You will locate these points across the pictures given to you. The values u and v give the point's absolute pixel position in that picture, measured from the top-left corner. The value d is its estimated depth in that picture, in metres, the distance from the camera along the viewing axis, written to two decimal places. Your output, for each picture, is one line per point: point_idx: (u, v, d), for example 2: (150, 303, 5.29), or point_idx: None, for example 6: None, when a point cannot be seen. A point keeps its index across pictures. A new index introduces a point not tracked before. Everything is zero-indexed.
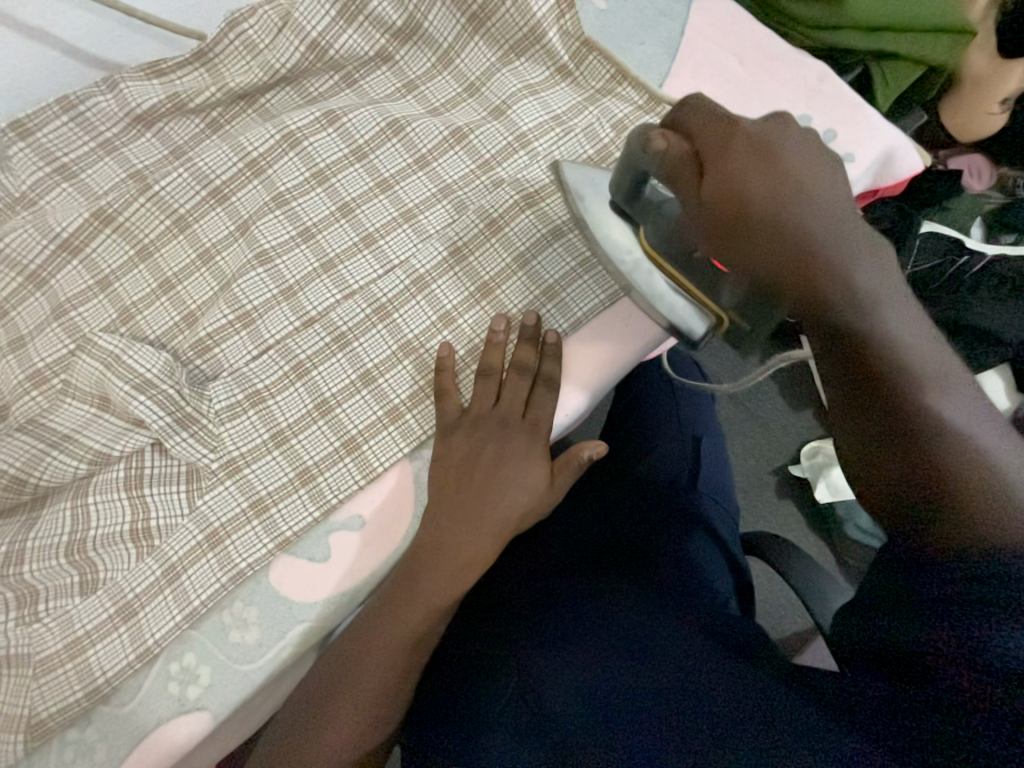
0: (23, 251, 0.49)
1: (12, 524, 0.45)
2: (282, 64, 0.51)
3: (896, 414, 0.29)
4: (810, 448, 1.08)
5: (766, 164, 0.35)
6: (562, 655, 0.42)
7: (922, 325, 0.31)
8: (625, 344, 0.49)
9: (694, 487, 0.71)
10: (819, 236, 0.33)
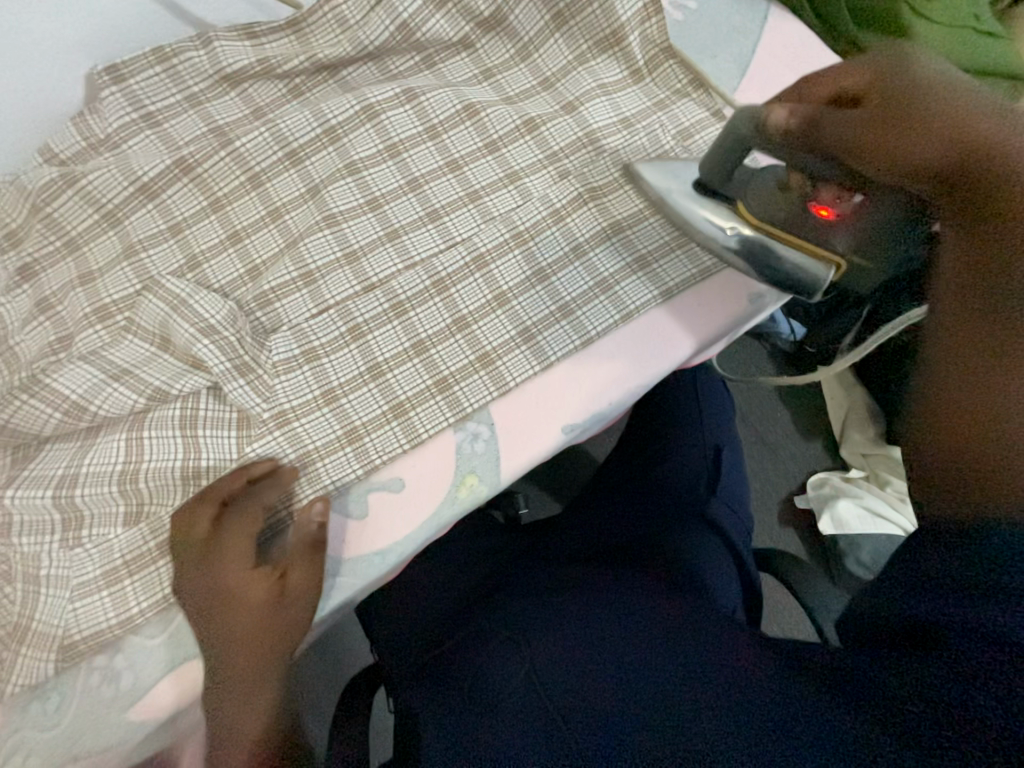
0: (103, 191, 0.50)
1: (65, 450, 0.45)
2: (371, 41, 0.53)
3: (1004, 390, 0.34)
4: (818, 476, 1.09)
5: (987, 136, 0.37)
6: (574, 643, 0.48)
7: None
8: (643, 366, 0.50)
9: (711, 495, 0.73)
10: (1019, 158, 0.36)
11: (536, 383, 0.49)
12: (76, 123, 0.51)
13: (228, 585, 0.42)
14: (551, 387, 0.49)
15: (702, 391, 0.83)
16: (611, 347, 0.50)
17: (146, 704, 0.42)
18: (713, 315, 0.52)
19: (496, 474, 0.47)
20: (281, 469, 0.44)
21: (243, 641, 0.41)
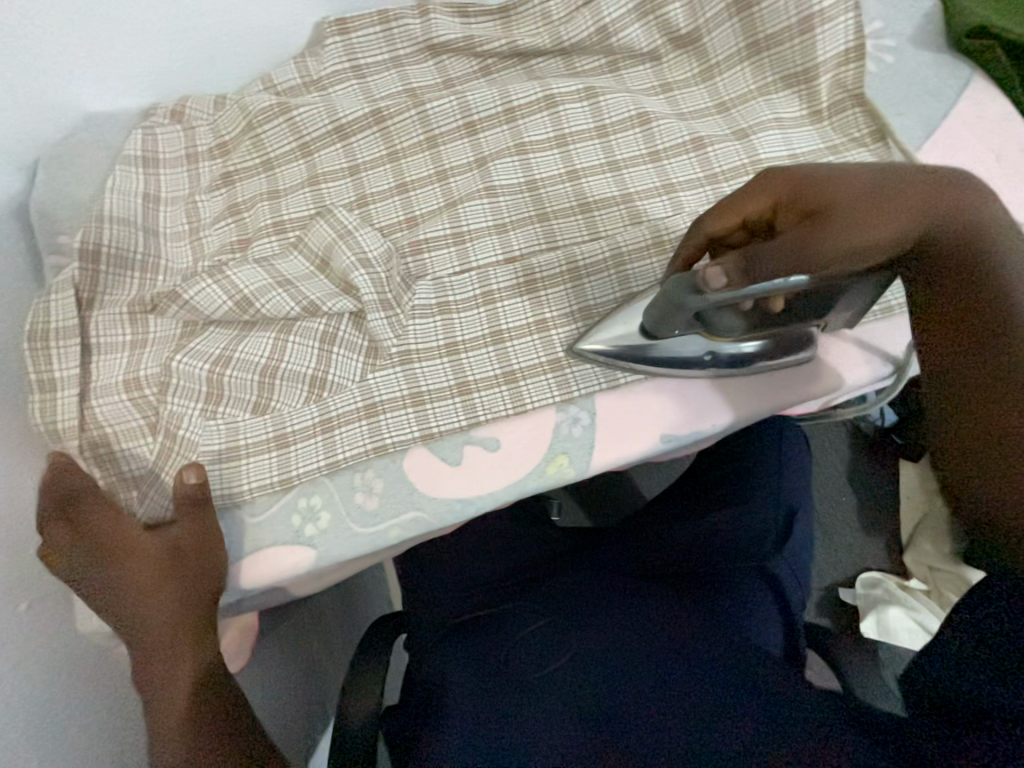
0: (307, 124, 0.57)
1: (222, 334, 0.51)
2: (569, 38, 0.56)
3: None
4: (869, 577, 0.99)
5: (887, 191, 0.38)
6: (604, 639, 0.60)
7: None
8: (751, 400, 0.51)
9: (771, 552, 0.71)
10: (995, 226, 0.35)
11: (640, 388, 0.50)
12: (299, 63, 0.59)
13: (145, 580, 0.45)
14: (661, 394, 0.50)
15: (785, 446, 0.80)
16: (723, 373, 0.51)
17: (233, 572, 0.47)
18: (826, 370, 0.52)
19: (589, 464, 0.49)
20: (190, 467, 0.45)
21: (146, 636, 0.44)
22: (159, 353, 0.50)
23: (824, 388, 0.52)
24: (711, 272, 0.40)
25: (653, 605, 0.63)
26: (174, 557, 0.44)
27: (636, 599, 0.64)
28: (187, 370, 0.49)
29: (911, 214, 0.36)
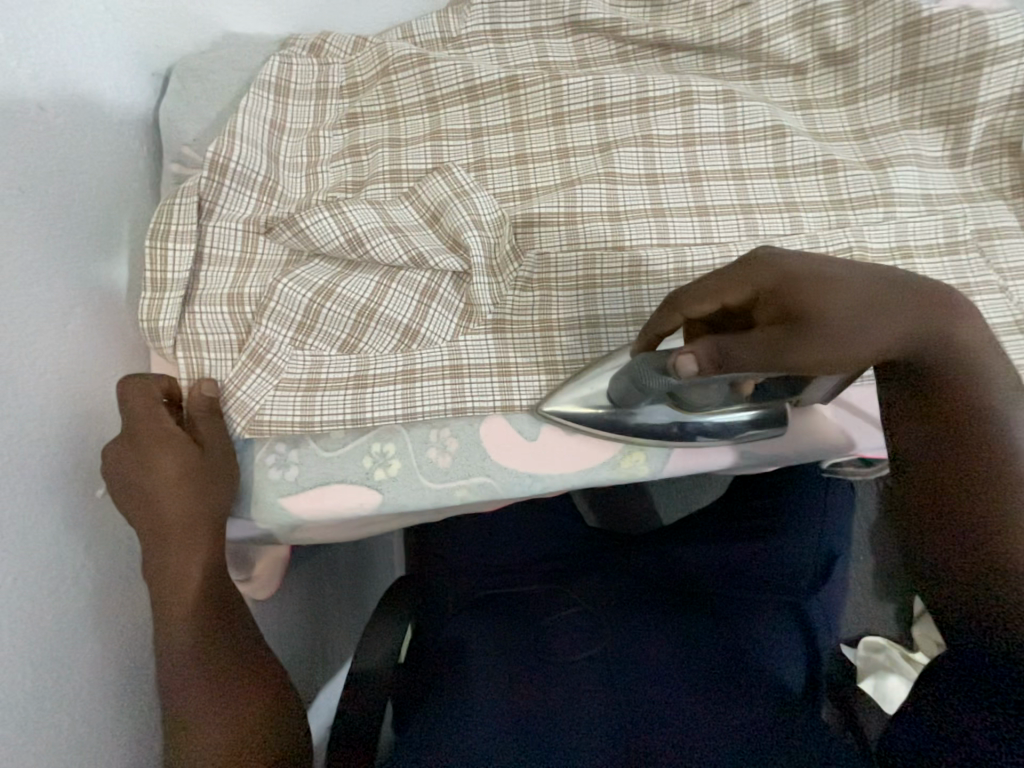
0: (440, 79, 0.56)
1: (325, 268, 0.51)
2: (719, 35, 0.55)
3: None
4: (874, 639, 0.92)
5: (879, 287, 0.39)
6: (636, 650, 0.59)
7: None
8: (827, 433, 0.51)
9: (805, 592, 0.70)
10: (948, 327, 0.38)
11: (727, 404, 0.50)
12: (441, 17, 0.59)
13: (157, 489, 0.44)
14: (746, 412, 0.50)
15: (834, 491, 0.79)
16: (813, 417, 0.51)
17: (297, 501, 0.48)
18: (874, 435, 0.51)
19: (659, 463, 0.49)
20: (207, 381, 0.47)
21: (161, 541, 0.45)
22: (264, 274, 0.51)
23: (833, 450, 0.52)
24: (682, 362, 0.38)
25: (683, 624, 0.62)
26: (198, 462, 0.45)
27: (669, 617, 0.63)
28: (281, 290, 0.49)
29: (871, 320, 0.38)
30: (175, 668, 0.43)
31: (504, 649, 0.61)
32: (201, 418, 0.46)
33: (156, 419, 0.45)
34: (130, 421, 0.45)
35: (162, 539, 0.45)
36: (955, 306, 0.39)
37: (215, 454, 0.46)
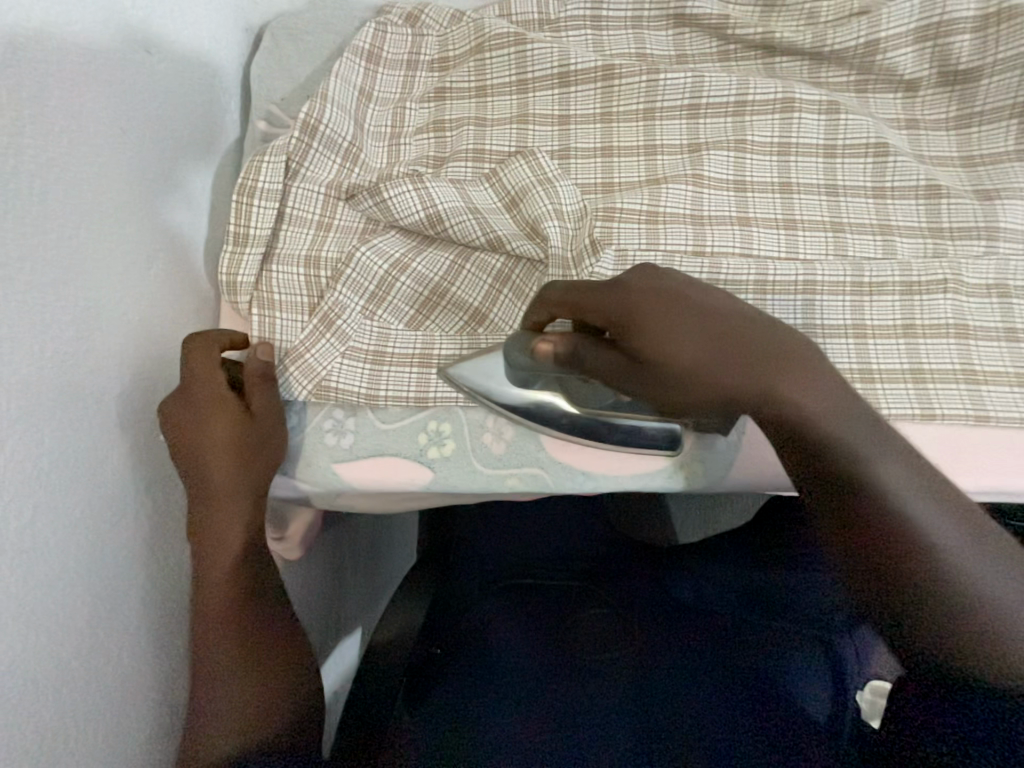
0: (535, 60, 0.55)
1: (401, 241, 0.51)
2: (833, 41, 0.52)
3: (999, 551, 0.37)
4: None
5: (729, 332, 0.42)
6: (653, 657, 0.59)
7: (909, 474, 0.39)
8: None
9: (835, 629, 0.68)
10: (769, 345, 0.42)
11: None
12: None
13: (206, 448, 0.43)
14: None
15: None
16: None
17: (348, 467, 0.48)
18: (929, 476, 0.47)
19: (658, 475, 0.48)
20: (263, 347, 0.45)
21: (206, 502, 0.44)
22: (341, 241, 0.51)
23: None
24: (542, 347, 0.44)
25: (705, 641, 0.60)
26: (252, 428, 0.45)
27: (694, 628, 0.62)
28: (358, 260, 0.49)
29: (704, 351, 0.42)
30: (204, 631, 0.43)
31: (520, 634, 0.62)
32: (257, 383, 0.45)
33: (215, 381, 0.44)
34: (189, 378, 0.44)
35: (203, 502, 0.44)
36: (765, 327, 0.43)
37: (267, 423, 0.45)
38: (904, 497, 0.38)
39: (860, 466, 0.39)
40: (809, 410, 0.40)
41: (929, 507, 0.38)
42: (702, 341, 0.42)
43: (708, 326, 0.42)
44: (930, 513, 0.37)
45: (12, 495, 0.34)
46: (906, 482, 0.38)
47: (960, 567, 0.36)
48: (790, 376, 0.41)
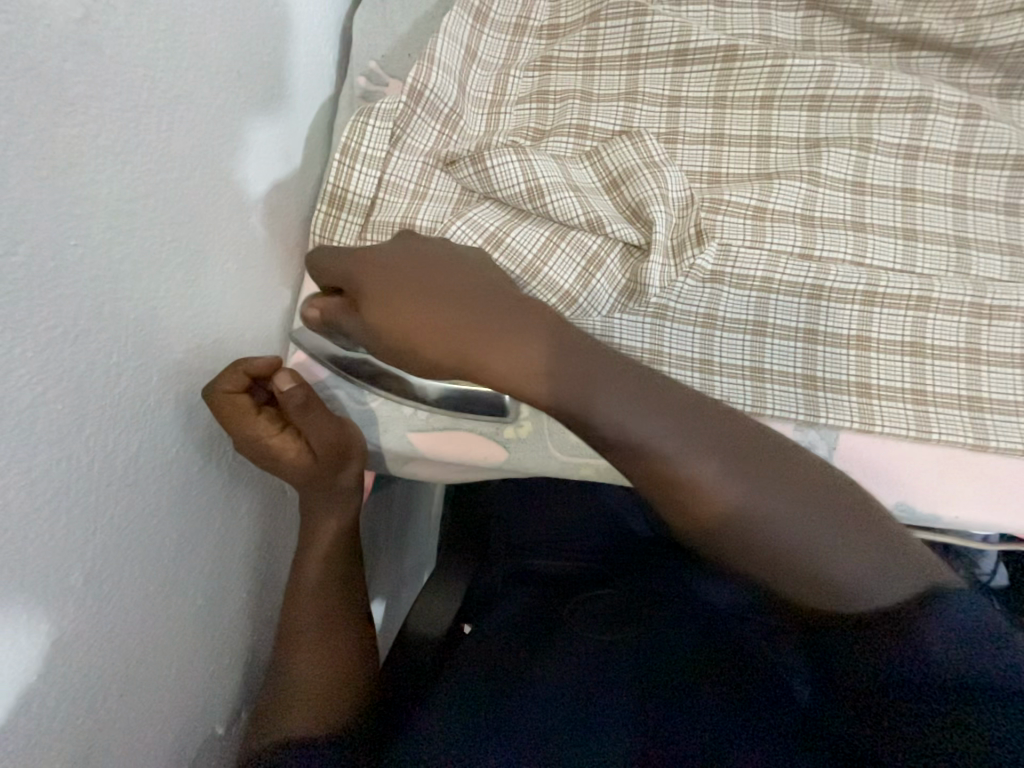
0: (652, 35, 0.52)
1: (497, 213, 0.50)
2: (985, 38, 0.48)
3: (771, 477, 0.39)
4: None
5: (442, 283, 0.45)
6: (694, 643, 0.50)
7: (678, 425, 0.40)
8: (1011, 508, 0.44)
9: None
10: (478, 288, 0.45)
11: (890, 449, 0.45)
12: None
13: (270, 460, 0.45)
14: (911, 462, 0.45)
15: None
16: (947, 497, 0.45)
17: (423, 437, 0.49)
18: None
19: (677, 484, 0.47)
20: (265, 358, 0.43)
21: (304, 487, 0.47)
22: (436, 209, 0.50)
23: (947, 518, 0.45)
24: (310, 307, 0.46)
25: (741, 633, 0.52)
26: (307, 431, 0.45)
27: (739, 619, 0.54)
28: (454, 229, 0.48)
29: (433, 297, 0.44)
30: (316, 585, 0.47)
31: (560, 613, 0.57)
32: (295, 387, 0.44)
33: (241, 403, 0.42)
34: (243, 434, 0.42)
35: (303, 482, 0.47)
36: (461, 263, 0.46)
37: (319, 424, 0.45)
38: (661, 441, 0.40)
39: (598, 420, 0.41)
40: (544, 370, 0.42)
41: (701, 454, 0.40)
42: (436, 306, 0.44)
43: (433, 288, 0.44)
44: (714, 467, 0.39)
45: (121, 431, 0.34)
46: (562, 380, 0.41)
47: (746, 506, 0.39)
48: (505, 312, 0.44)
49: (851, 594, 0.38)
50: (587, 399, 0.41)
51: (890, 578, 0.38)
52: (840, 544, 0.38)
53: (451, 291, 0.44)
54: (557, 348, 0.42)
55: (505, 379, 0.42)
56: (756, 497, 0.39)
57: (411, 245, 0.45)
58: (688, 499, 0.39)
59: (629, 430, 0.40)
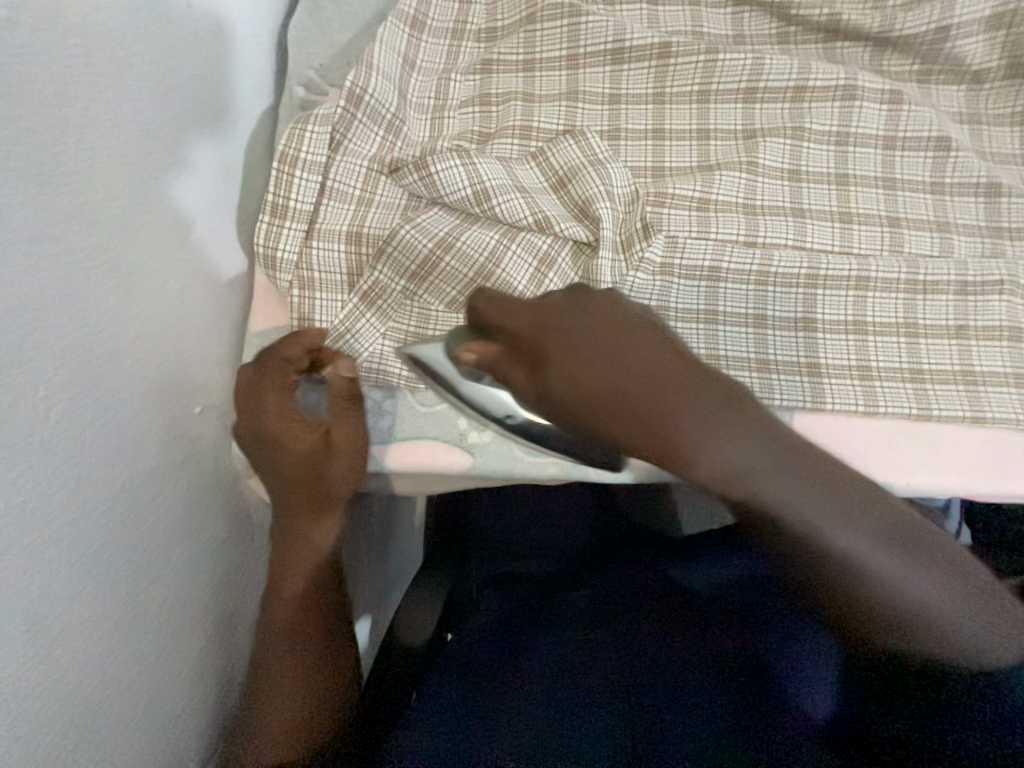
0: (588, 35, 0.53)
1: (446, 218, 0.49)
2: (902, 27, 0.50)
3: (847, 492, 0.43)
4: None
5: (624, 338, 0.44)
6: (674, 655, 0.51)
7: (856, 515, 0.43)
8: (954, 472, 0.46)
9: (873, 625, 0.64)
10: (651, 345, 0.45)
11: (840, 425, 0.47)
12: None
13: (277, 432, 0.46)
14: (859, 437, 0.47)
15: None
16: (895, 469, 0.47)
17: (384, 449, 0.48)
18: (977, 478, 0.46)
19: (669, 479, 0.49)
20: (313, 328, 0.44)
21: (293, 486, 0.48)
22: (383, 217, 0.50)
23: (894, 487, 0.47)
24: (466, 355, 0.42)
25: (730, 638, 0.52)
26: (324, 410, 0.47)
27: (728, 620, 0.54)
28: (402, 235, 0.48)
29: (599, 346, 0.44)
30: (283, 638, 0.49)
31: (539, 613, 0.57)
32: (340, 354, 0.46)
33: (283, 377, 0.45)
34: (267, 407, 0.46)
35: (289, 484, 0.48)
36: (635, 319, 0.45)
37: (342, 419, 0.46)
38: (801, 508, 0.43)
39: (700, 464, 0.44)
40: (654, 413, 0.44)
41: (829, 506, 0.43)
42: (610, 358, 0.44)
43: (600, 339, 0.44)
44: (872, 550, 0.43)
45: (58, 469, 0.33)
46: (700, 435, 0.44)
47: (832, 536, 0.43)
48: (656, 370, 0.44)
49: (952, 643, 0.43)
50: (668, 425, 0.44)
51: (988, 631, 0.43)
52: (957, 601, 0.43)
53: (617, 347, 0.44)
54: (711, 408, 0.44)
55: (624, 435, 0.44)
56: (878, 553, 0.43)
57: (604, 313, 0.45)
58: (752, 515, 0.44)
59: (707, 465, 0.44)
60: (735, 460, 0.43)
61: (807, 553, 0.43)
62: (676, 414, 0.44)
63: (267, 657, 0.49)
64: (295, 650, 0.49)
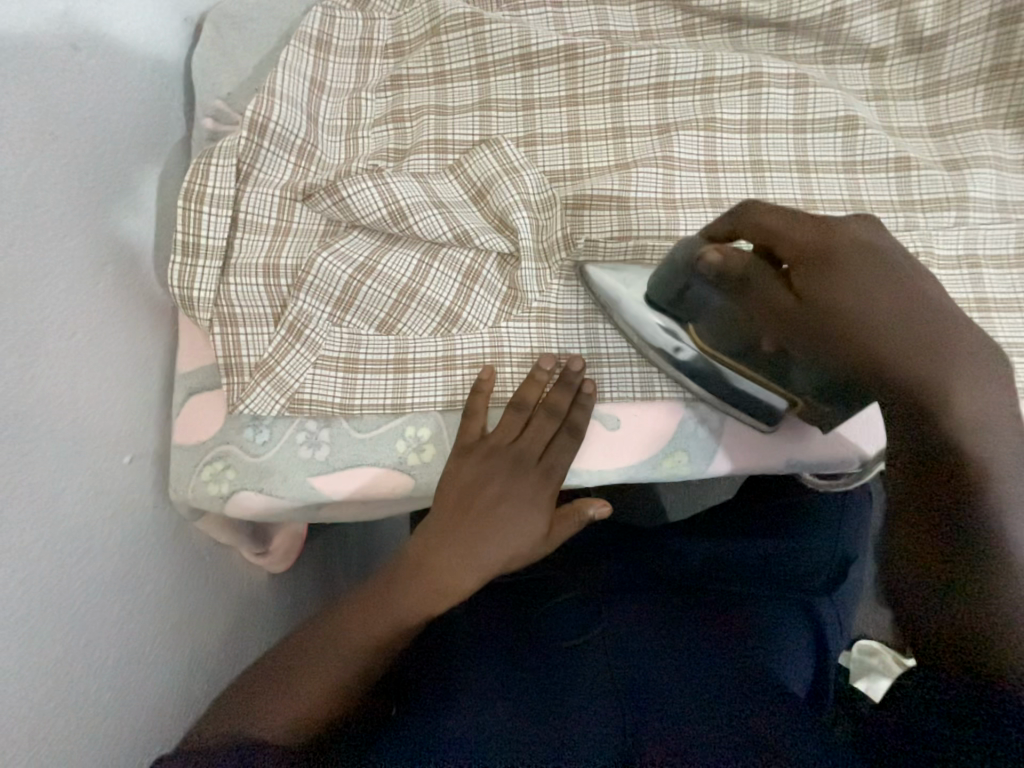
0: (494, 42, 0.52)
1: (367, 240, 0.49)
2: (799, 12, 0.51)
3: (964, 365, 0.38)
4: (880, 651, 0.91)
5: (835, 245, 0.42)
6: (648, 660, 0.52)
7: (980, 391, 0.37)
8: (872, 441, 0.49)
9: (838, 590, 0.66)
10: (849, 253, 0.42)
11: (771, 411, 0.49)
12: None
13: (473, 508, 0.47)
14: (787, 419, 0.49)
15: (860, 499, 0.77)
16: (823, 446, 0.49)
17: (326, 479, 0.47)
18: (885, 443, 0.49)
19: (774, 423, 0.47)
20: (484, 372, 0.46)
21: (423, 594, 0.47)
22: (301, 245, 0.49)
23: (822, 463, 0.49)
24: (717, 261, 0.43)
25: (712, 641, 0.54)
26: (476, 477, 0.47)
27: (697, 622, 0.56)
28: (321, 261, 0.47)
29: (858, 265, 0.42)
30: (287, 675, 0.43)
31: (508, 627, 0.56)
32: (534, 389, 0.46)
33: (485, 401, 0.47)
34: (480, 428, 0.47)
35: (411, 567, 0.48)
36: (867, 246, 0.42)
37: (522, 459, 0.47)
38: (963, 353, 0.38)
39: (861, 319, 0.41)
40: (856, 314, 0.41)
41: (969, 350, 0.39)
42: (841, 273, 0.42)
43: (866, 260, 0.42)
44: (1002, 434, 0.35)
45: None
46: (873, 316, 0.41)
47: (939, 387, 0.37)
48: (880, 267, 0.42)
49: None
50: (853, 325, 0.41)
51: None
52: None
53: (836, 266, 0.42)
54: (897, 302, 0.41)
55: (830, 310, 0.42)
56: (1009, 440, 0.35)
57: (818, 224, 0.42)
58: (937, 351, 0.39)
59: (919, 298, 0.41)
60: (891, 301, 0.41)
61: (904, 368, 0.39)
62: (916, 298, 0.41)
63: (401, 581, 0.47)
64: (336, 648, 0.45)
